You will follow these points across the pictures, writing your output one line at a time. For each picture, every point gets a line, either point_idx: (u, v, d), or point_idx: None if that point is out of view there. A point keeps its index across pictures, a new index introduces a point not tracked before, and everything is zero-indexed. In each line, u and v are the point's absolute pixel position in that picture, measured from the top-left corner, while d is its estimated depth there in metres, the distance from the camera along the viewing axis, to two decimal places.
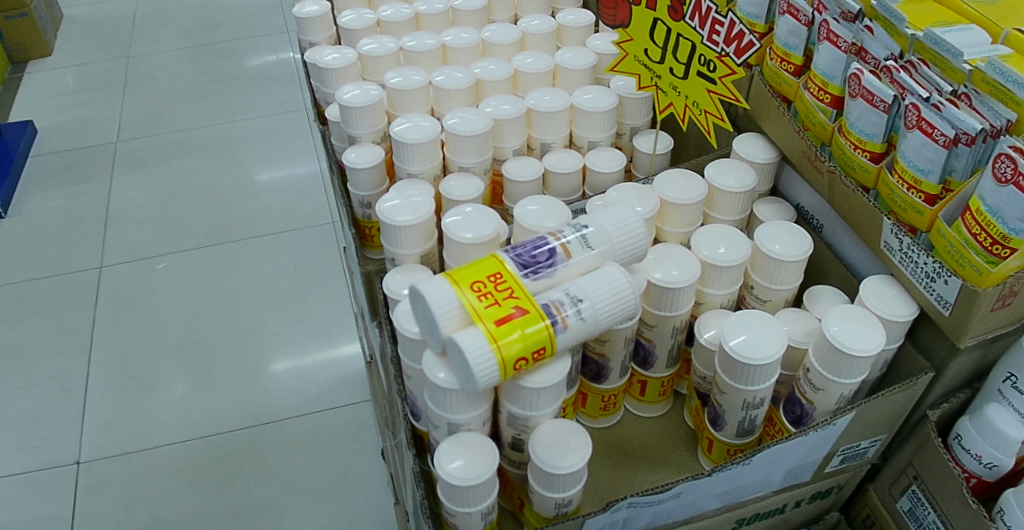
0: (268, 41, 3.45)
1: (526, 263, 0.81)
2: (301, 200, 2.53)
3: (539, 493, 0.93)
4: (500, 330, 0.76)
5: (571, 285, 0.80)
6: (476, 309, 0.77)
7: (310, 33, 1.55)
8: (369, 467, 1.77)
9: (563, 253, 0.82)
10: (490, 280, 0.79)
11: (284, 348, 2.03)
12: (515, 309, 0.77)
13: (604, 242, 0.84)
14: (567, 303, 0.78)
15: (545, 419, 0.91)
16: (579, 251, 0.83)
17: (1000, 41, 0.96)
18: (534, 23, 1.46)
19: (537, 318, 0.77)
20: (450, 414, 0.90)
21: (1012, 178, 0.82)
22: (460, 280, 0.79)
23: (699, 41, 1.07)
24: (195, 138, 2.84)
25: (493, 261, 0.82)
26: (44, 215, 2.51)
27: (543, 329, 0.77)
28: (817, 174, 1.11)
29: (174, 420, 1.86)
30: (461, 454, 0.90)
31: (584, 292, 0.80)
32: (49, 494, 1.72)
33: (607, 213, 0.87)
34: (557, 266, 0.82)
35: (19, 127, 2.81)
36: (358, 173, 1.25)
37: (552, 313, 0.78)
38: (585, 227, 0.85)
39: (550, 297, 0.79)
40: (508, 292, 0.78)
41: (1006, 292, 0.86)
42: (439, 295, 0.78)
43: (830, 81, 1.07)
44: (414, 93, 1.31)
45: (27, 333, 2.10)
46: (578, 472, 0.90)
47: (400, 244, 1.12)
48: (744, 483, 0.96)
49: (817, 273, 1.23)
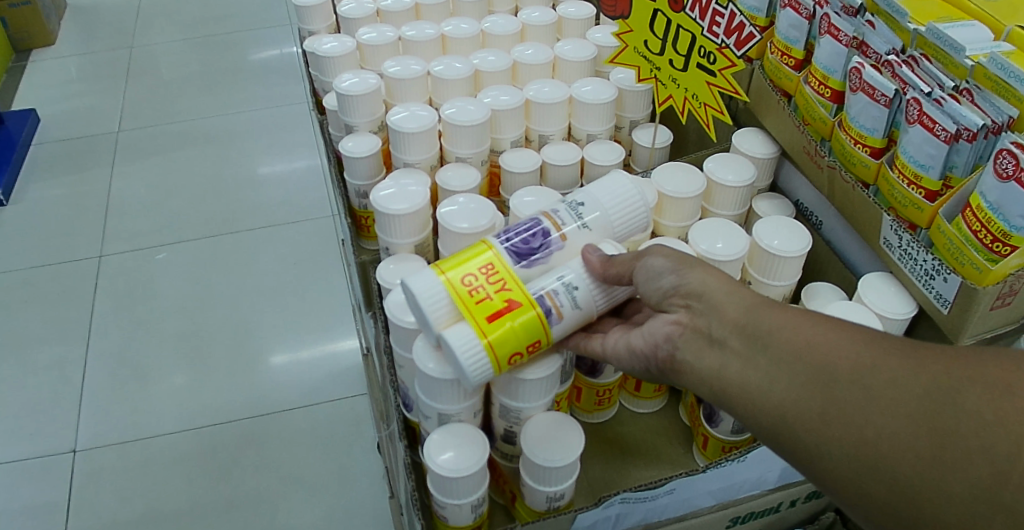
0: (271, 33, 3.41)
1: (521, 248, 0.78)
2: (302, 192, 2.51)
3: (530, 486, 0.90)
4: (492, 326, 0.74)
5: (567, 270, 0.77)
6: (466, 305, 0.74)
7: (310, 22, 1.52)
8: (364, 461, 1.74)
9: (559, 236, 0.79)
10: (480, 270, 0.76)
11: (282, 341, 2.00)
12: (508, 302, 0.74)
13: (601, 222, 0.82)
14: (562, 292, 0.76)
15: (535, 411, 0.90)
16: (574, 233, 0.80)
17: (1003, 37, 0.94)
18: (535, 16, 1.43)
19: (530, 310, 0.74)
20: (443, 403, 0.88)
21: (1014, 174, 0.80)
22: (448, 271, 0.76)
23: (699, 32, 1.04)
24: (197, 128, 2.80)
25: (482, 249, 0.77)
26: (45, 203, 2.48)
27: (535, 318, 0.74)
28: (817, 171, 1.09)
29: (170, 409, 1.84)
30: (457, 444, 0.88)
31: (579, 279, 0.77)
32: (43, 483, 1.69)
33: (603, 188, 0.84)
34: (552, 250, 0.79)
35: (22, 114, 2.78)
36: (354, 162, 1.22)
37: (545, 303, 0.75)
38: (581, 204, 0.82)
39: (543, 286, 0.76)
40: (499, 284, 0.75)
41: (1006, 292, 0.83)
42: (429, 292, 0.75)
43: (830, 74, 1.05)
44: (412, 82, 1.28)
45: (25, 321, 2.07)
46: (570, 466, 0.88)
47: (393, 234, 1.09)
48: (739, 480, 0.93)
49: (816, 270, 1.21)
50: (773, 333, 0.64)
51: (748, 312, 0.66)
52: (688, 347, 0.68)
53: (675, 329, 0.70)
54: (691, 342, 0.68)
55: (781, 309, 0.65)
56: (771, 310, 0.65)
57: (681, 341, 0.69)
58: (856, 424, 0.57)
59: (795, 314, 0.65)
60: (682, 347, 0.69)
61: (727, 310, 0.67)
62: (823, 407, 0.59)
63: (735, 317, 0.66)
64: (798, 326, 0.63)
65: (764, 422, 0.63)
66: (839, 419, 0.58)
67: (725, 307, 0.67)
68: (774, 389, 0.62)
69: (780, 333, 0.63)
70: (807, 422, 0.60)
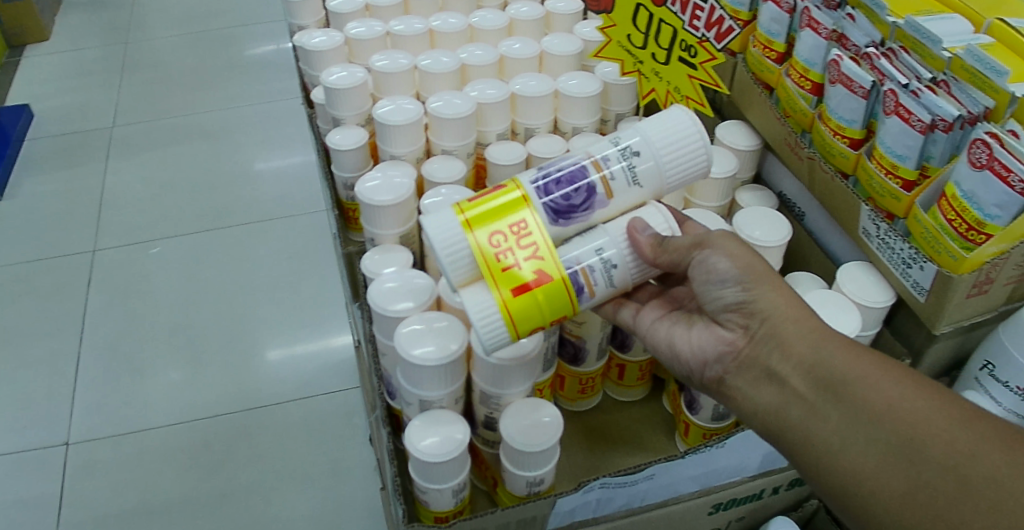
0: (268, 28, 3.42)
1: (561, 206, 0.70)
2: (297, 187, 2.52)
3: (510, 472, 0.91)
4: (517, 298, 0.67)
5: (606, 242, 0.71)
6: (490, 272, 0.67)
7: (299, 16, 1.54)
8: (356, 454, 1.76)
9: (605, 194, 0.71)
10: (508, 230, 0.68)
11: (276, 335, 2.02)
12: (535, 272, 0.68)
13: (654, 177, 0.72)
14: (598, 269, 0.70)
15: (513, 395, 0.91)
16: (622, 190, 0.72)
17: (984, 30, 0.98)
18: (522, 10, 1.44)
19: (558, 283, 0.68)
20: (422, 389, 0.90)
21: (988, 163, 0.82)
22: (474, 226, 0.68)
23: (680, 25, 1.04)
24: (192, 124, 2.82)
25: (513, 200, 0.69)
26: (39, 198, 2.50)
27: (562, 291, 0.68)
28: (797, 161, 1.10)
29: (164, 402, 1.86)
30: (437, 429, 0.90)
31: (619, 256, 0.71)
32: (36, 475, 1.72)
33: (667, 131, 0.72)
34: (594, 210, 0.71)
35: (16, 109, 2.80)
36: (341, 154, 1.24)
37: (578, 278, 0.69)
38: (637, 155, 0.71)
39: (580, 260, 0.69)
40: (528, 250, 0.68)
41: (982, 279, 0.86)
42: (450, 249, 0.68)
43: (808, 65, 1.05)
44: (399, 77, 1.30)
45: (19, 315, 2.09)
46: (550, 451, 0.89)
47: (378, 224, 1.12)
48: (720, 466, 0.95)
49: (799, 261, 1.23)
50: (850, 385, 0.65)
51: (820, 353, 0.67)
52: (747, 378, 0.71)
53: (733, 355, 0.72)
54: (752, 373, 0.71)
55: (856, 352, 0.66)
56: (847, 354, 0.66)
57: (743, 371, 0.72)
58: (945, 519, 0.59)
59: (872, 361, 0.66)
60: (739, 373, 0.72)
61: (794, 346, 0.68)
62: (906, 486, 0.60)
63: (803, 353, 0.67)
64: (881, 383, 0.64)
65: (832, 480, 0.65)
66: (919, 500, 0.60)
67: (792, 343, 0.68)
68: (841, 443, 0.64)
69: (856, 385, 0.64)
70: (885, 494, 0.61)
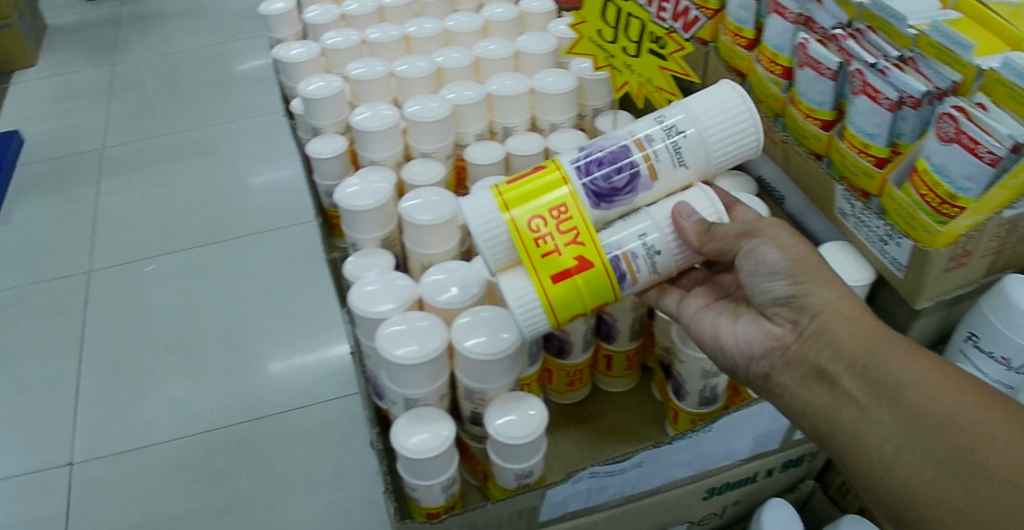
0: (252, 41, 3.17)
1: (601, 190, 0.62)
2: (289, 198, 2.39)
3: (497, 465, 0.84)
4: (556, 283, 0.61)
5: (649, 229, 0.63)
6: (529, 258, 0.61)
7: (279, 31, 1.38)
8: (360, 463, 1.66)
9: (648, 178, 0.63)
10: (548, 214, 0.61)
11: (275, 348, 1.90)
12: (575, 260, 0.60)
13: (700, 157, 0.64)
14: (641, 256, 0.62)
15: (496, 390, 0.84)
16: (667, 172, 0.64)
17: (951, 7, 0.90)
18: (496, 12, 1.29)
19: (599, 272, 0.61)
20: (407, 388, 0.83)
21: (956, 136, 0.76)
22: (514, 210, 0.61)
23: (648, 18, 0.89)
24: (175, 144, 2.66)
25: (552, 183, 0.62)
26: (31, 221, 2.37)
27: (603, 278, 0.61)
28: (770, 145, 1.02)
29: (165, 419, 1.75)
30: (426, 425, 0.83)
31: (662, 240, 0.63)
32: (36, 499, 1.61)
33: (707, 108, 0.64)
34: (637, 193, 0.64)
35: (5, 136, 2.63)
36: (323, 163, 1.11)
37: (618, 264, 0.61)
38: (683, 134, 0.63)
39: (622, 245, 0.62)
40: (570, 235, 0.60)
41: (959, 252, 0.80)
42: (489, 236, 0.62)
43: (779, 51, 0.97)
44: (377, 84, 1.16)
45: (19, 340, 1.96)
46: (534, 442, 0.82)
47: (359, 229, 1.03)
48: (707, 451, 0.89)
49: None
50: (902, 386, 0.55)
51: (870, 351, 0.58)
52: (794, 377, 0.62)
53: (775, 351, 0.63)
54: (800, 373, 0.61)
55: (921, 357, 0.56)
56: (904, 355, 0.57)
57: (782, 369, 0.63)
58: None
59: (939, 368, 0.55)
60: (781, 369, 0.63)
61: (846, 342, 0.59)
62: (965, 504, 0.51)
63: (857, 353, 0.58)
64: (941, 390, 0.54)
65: (882, 495, 0.55)
66: (981, 522, 0.50)
67: (842, 339, 0.59)
68: (892, 451, 0.54)
69: (910, 388, 0.55)
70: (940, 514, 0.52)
